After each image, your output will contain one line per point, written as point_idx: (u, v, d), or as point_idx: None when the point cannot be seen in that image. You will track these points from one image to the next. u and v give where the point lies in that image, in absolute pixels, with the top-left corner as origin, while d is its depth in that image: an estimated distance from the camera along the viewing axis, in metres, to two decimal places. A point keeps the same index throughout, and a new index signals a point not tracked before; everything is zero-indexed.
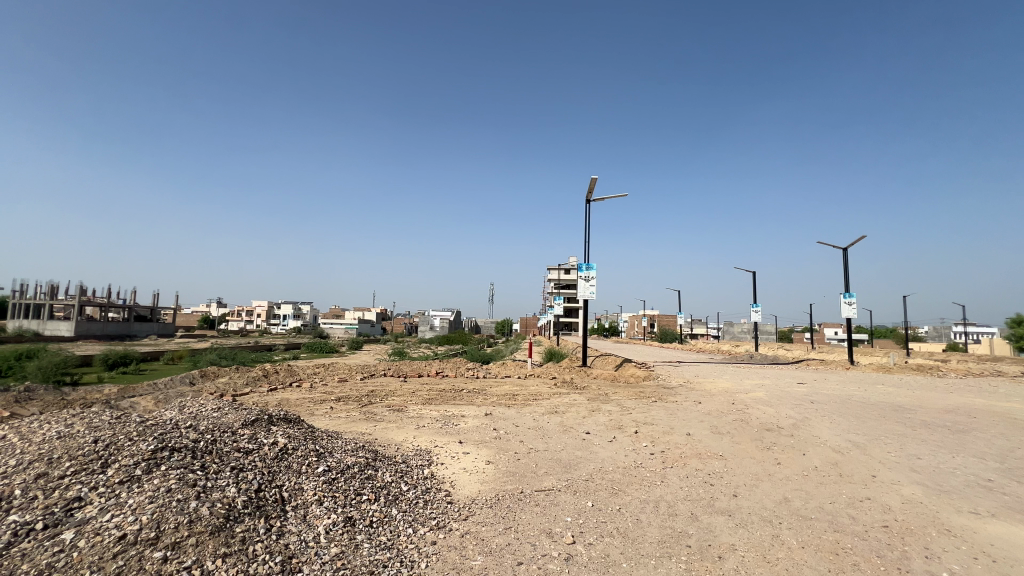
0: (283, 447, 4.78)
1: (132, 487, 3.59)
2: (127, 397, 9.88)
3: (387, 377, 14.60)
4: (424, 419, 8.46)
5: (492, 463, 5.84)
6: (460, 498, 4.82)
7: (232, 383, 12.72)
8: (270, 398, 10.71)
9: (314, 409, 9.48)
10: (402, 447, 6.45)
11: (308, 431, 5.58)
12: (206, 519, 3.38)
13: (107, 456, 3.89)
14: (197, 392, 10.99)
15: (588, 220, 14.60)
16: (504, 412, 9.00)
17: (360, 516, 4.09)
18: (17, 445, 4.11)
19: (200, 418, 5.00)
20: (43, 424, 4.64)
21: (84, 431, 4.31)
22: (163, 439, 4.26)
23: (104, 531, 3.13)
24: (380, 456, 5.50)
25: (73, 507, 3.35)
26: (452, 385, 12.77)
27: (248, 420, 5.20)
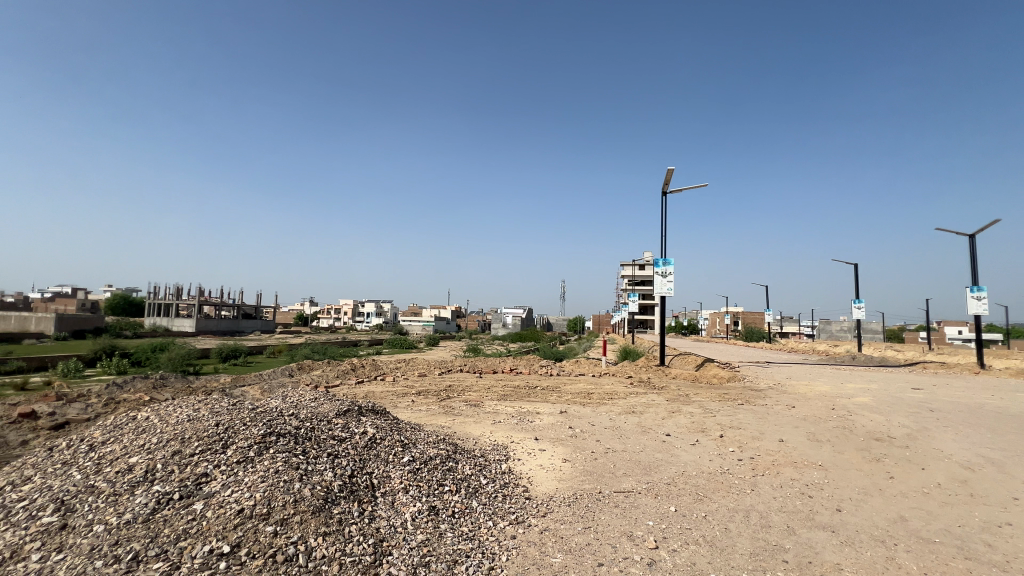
0: (371, 437, 5.10)
1: (247, 466, 4.02)
2: (239, 386, 11.14)
3: (464, 372, 15.09)
4: (500, 415, 8.63)
5: (569, 461, 5.81)
6: (538, 494, 4.85)
7: (326, 375, 13.88)
8: (359, 390, 11.50)
9: (398, 401, 10.04)
10: (481, 441, 6.62)
11: (394, 422, 5.91)
12: (309, 499, 3.71)
13: (226, 437, 4.38)
14: (296, 382, 12.13)
15: (666, 213, 13.99)
16: (579, 410, 8.94)
17: (443, 506, 4.25)
18: (157, 424, 4.77)
19: (300, 407, 5.47)
20: (176, 408, 5.33)
21: (208, 415, 4.90)
22: (272, 425, 4.72)
23: (227, 504, 3.54)
24: (460, 449, 5.68)
25: (202, 481, 3.82)
26: (526, 381, 12.89)
27: (341, 410, 5.60)
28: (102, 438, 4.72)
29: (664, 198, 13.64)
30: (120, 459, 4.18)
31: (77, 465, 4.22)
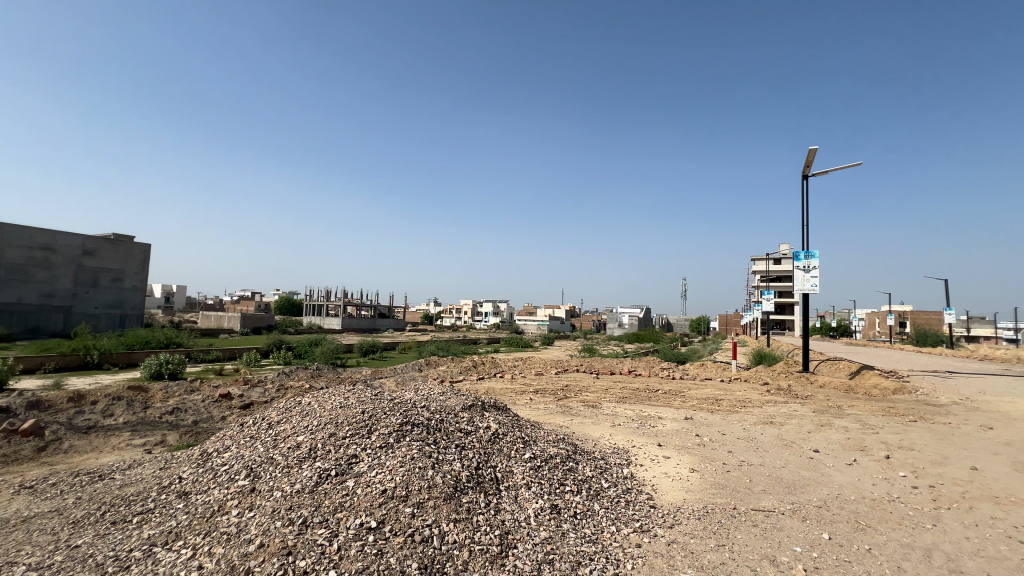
0: (495, 431, 5.31)
1: (388, 452, 4.46)
2: (377, 379, 12.46)
3: (580, 372, 14.97)
4: (619, 417, 8.39)
5: (697, 471, 5.43)
6: (664, 504, 4.60)
7: (450, 371, 14.85)
8: (480, 386, 12.07)
9: (516, 399, 10.35)
10: (601, 444, 6.49)
11: (514, 419, 6.08)
12: (440, 486, 3.98)
13: (370, 424, 4.91)
14: (424, 377, 13.20)
15: (808, 199, 12.33)
16: (707, 417, 8.31)
17: (565, 506, 4.26)
18: (317, 409, 5.52)
19: (430, 400, 5.91)
20: (331, 395, 6.12)
21: (356, 402, 5.54)
22: (407, 415, 5.16)
23: (373, 484, 3.96)
24: (580, 450, 5.64)
25: (353, 461, 4.34)
26: (646, 384, 12.37)
27: (466, 405, 5.93)
28: (277, 417, 5.62)
29: (805, 182, 12.05)
30: (291, 436, 4.93)
31: (261, 439, 5.08)
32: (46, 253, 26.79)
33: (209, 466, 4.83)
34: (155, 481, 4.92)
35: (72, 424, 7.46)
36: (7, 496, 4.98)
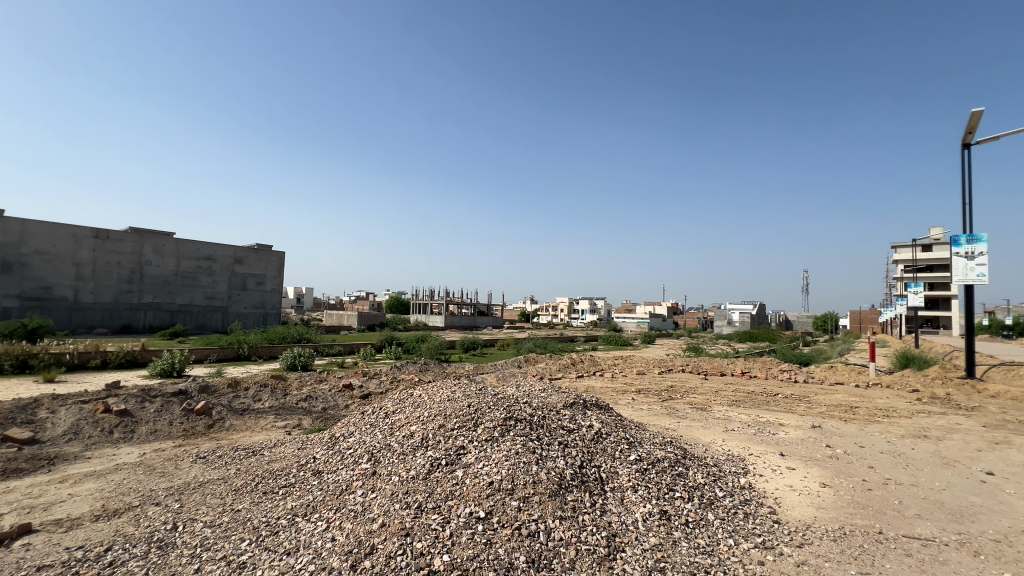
0: (598, 431, 5.20)
1: (493, 445, 4.59)
2: (479, 374, 12.95)
3: (686, 373, 14.13)
4: (732, 422, 7.77)
5: (830, 487, 4.82)
6: (790, 520, 4.15)
7: (549, 368, 14.94)
8: (580, 385, 11.95)
9: (618, 398, 10.08)
10: (712, 450, 6.06)
11: (617, 419, 5.90)
12: (545, 482, 3.99)
13: (476, 417, 5.09)
14: (524, 374, 13.43)
15: (969, 172, 10.33)
16: (840, 426, 7.36)
17: (675, 513, 4.03)
18: (427, 401, 5.87)
19: (532, 397, 5.96)
20: (439, 388, 6.45)
21: (461, 397, 5.78)
22: (510, 410, 5.26)
23: (480, 475, 4.10)
24: (689, 455, 5.31)
25: (460, 452, 4.53)
26: (762, 388, 11.28)
27: (567, 402, 5.88)
28: (393, 407, 6.08)
29: (964, 152, 10.12)
30: (405, 425, 5.30)
31: (379, 427, 5.53)
32: (209, 262, 31.91)
33: (337, 448, 5.37)
34: (295, 459, 5.60)
35: (231, 406, 8.79)
36: (188, 463, 6.02)
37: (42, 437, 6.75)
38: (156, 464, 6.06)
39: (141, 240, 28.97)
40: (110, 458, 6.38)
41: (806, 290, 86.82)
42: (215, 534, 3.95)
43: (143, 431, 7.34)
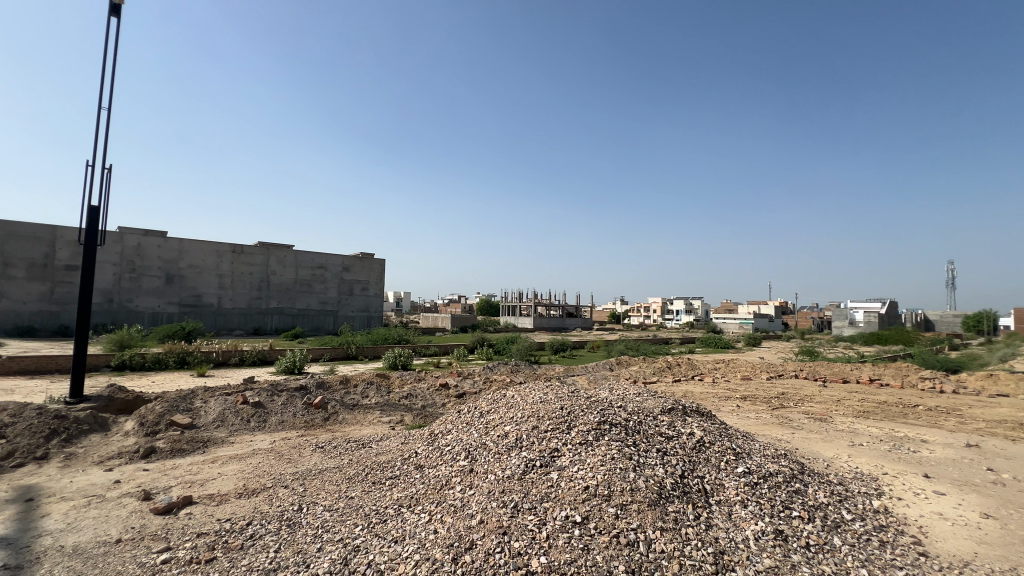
0: (700, 439, 4.87)
1: (588, 449, 4.52)
2: (570, 376, 12.88)
3: (800, 379, 12.76)
4: (859, 436, 6.85)
5: (994, 520, 4.04)
6: (940, 554, 3.55)
7: (643, 371, 14.40)
8: (676, 390, 11.32)
9: (721, 405, 9.41)
10: (835, 466, 5.39)
11: (722, 427, 5.49)
12: (644, 490, 3.83)
13: (570, 420, 5.04)
14: (617, 377, 13.08)
15: None
16: (1005, 447, 6.15)
17: (793, 534, 3.64)
18: (521, 402, 5.94)
19: (627, 401, 5.76)
20: (531, 390, 6.48)
21: (554, 399, 5.75)
22: (604, 413, 5.13)
23: (575, 479, 4.05)
24: (809, 471, 4.77)
25: (554, 454, 4.52)
26: (897, 398, 9.82)
27: (666, 408, 5.59)
28: (487, 407, 6.24)
29: None
30: (499, 425, 5.41)
31: (475, 426, 5.71)
32: (322, 270, 35.43)
33: (436, 445, 5.64)
34: (399, 453, 5.99)
35: (343, 402, 9.66)
36: (309, 452, 6.71)
37: (198, 422, 7.94)
38: (284, 451, 6.83)
39: (268, 253, 32.99)
40: (248, 443, 7.33)
41: (951, 284, 74.13)
42: (333, 518, 4.35)
43: (273, 421, 8.34)
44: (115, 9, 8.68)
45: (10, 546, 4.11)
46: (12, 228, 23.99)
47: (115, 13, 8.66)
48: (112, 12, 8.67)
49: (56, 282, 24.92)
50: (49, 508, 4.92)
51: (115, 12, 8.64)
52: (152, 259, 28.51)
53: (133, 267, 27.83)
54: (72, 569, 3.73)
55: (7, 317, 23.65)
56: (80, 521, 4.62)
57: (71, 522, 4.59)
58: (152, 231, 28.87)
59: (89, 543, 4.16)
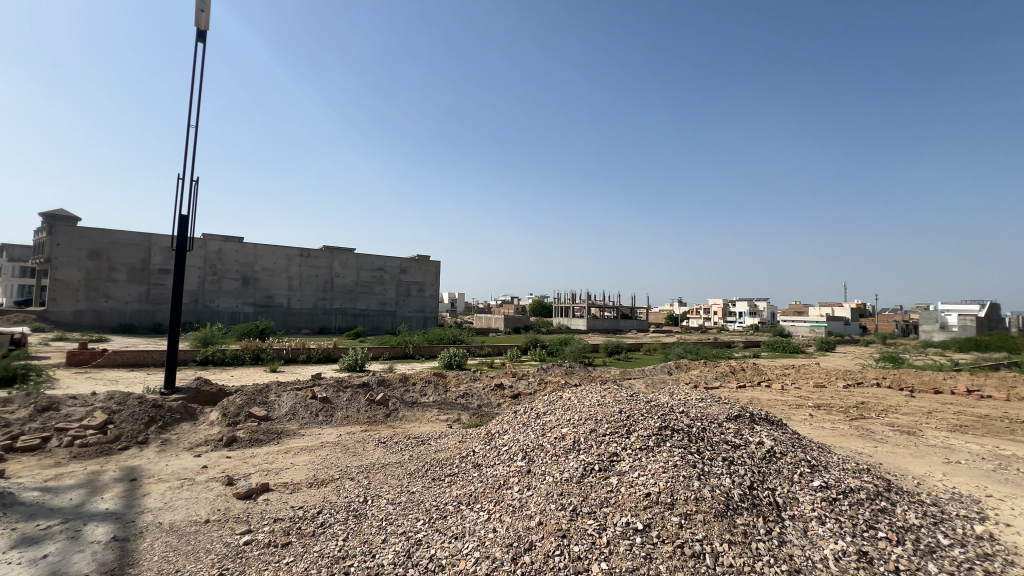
0: (770, 449, 4.59)
1: (649, 455, 4.39)
2: (627, 379, 12.62)
3: (883, 388, 11.71)
4: (956, 453, 6.18)
5: None
6: None
7: (704, 375, 13.81)
8: (741, 396, 10.74)
9: (792, 413, 8.84)
10: (927, 485, 4.90)
11: (795, 437, 5.15)
12: (710, 501, 3.67)
13: (629, 424, 4.92)
14: (676, 381, 12.66)
15: None
16: None
17: (879, 556, 3.35)
18: (577, 404, 5.87)
19: (689, 406, 5.53)
20: (588, 392, 6.38)
21: (612, 402, 5.63)
22: (665, 419, 4.96)
23: (636, 485, 3.95)
24: (897, 488, 4.36)
25: (614, 459, 4.43)
26: (1002, 412, 8.76)
27: (732, 414, 5.33)
28: (543, 408, 6.22)
29: None
30: (556, 427, 5.38)
31: (531, 426, 5.72)
32: (381, 272, 36.96)
33: (494, 444, 5.70)
34: (457, 450, 6.12)
35: (403, 399, 10.00)
36: (372, 446, 7.01)
37: (272, 415, 8.51)
38: (350, 445, 7.17)
39: (332, 256, 34.82)
40: (316, 436, 7.77)
41: None
42: (396, 511, 4.51)
43: (338, 415, 8.79)
44: (201, 34, 9.51)
45: (119, 520, 4.61)
46: (115, 236, 26.88)
47: (201, 38, 9.49)
48: (198, 38, 9.50)
49: (151, 284, 27.68)
50: (148, 488, 5.47)
51: (201, 38, 9.48)
52: (231, 263, 30.94)
53: (214, 270, 30.34)
54: (170, 544, 4.12)
55: (112, 315, 26.56)
56: (174, 501, 5.09)
57: (167, 502, 5.06)
58: (230, 237, 31.30)
59: (183, 521, 4.57)
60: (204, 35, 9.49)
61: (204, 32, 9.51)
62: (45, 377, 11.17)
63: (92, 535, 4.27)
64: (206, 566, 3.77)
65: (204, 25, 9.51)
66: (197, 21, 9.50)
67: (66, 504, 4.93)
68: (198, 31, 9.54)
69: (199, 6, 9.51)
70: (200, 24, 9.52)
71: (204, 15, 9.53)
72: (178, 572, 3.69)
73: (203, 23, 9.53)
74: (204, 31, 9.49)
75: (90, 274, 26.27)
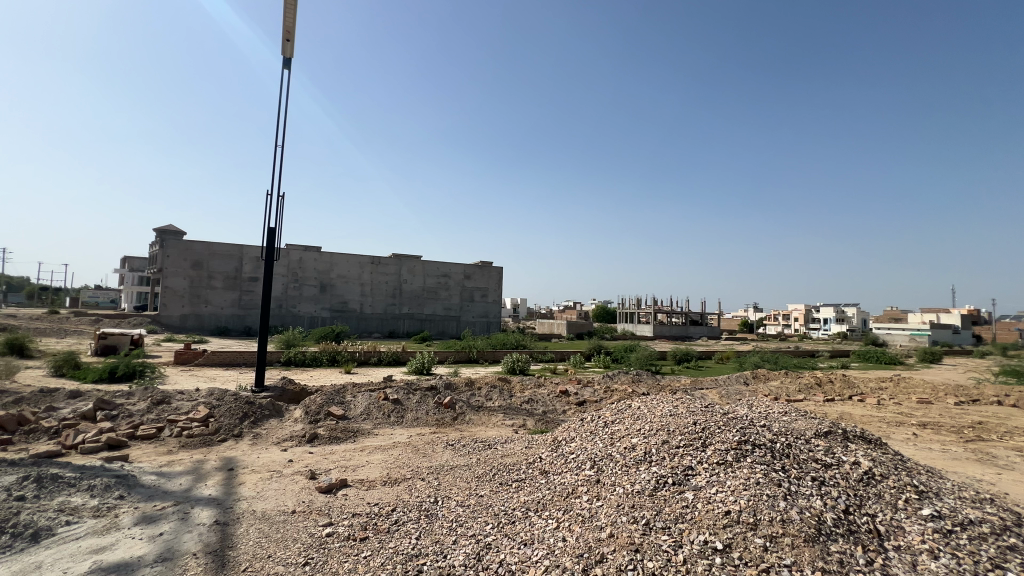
0: (867, 471, 4.17)
1: (727, 470, 4.14)
2: (698, 389, 12.03)
3: (1005, 407, 10.23)
4: None
5: None
6: None
7: (786, 387, 12.82)
8: (829, 411, 9.86)
9: (892, 432, 7.99)
10: None
11: (898, 459, 4.63)
12: (799, 523, 3.39)
13: (705, 437, 4.68)
14: (753, 392, 11.87)
15: None
16: None
17: None
18: (647, 414, 5.67)
19: (772, 420, 5.15)
20: (659, 402, 6.13)
21: (685, 413, 5.38)
22: (745, 433, 4.65)
23: (714, 502, 3.74)
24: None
25: (688, 473, 4.23)
26: None
27: (821, 431, 4.89)
28: (611, 417, 6.07)
29: None
30: (626, 437, 5.23)
31: (599, 435, 5.59)
32: (446, 278, 38.11)
33: (561, 452, 5.65)
34: (524, 456, 6.12)
35: (470, 403, 10.20)
36: (441, 448, 7.20)
37: (349, 414, 9.01)
38: (420, 446, 7.42)
39: (400, 264, 36.41)
40: (389, 436, 8.13)
41: None
42: (466, 513, 4.59)
43: (409, 417, 9.13)
44: (286, 62, 10.39)
45: (220, 505, 5.09)
46: (214, 247, 29.87)
47: (287, 66, 10.38)
48: (284, 65, 10.39)
49: (243, 290, 30.45)
50: (243, 478, 5.99)
51: (287, 66, 10.36)
52: (310, 270, 33.31)
53: (296, 277, 32.81)
54: (264, 531, 4.47)
55: (210, 319, 29.53)
56: (265, 491, 5.53)
57: (259, 491, 5.51)
58: (310, 246, 33.69)
59: (273, 511, 4.95)
60: (290, 62, 10.37)
61: (289, 60, 10.38)
62: (157, 373, 12.60)
63: (198, 517, 4.75)
64: (294, 554, 4.04)
65: (290, 54, 10.39)
66: (283, 51, 10.39)
67: (177, 488, 5.53)
68: (284, 59, 10.43)
69: (285, 37, 10.40)
70: (286, 53, 10.41)
71: (289, 45, 10.41)
72: (270, 558, 3.99)
73: (288, 52, 10.40)
74: (290, 59, 10.37)
75: (193, 282, 29.37)
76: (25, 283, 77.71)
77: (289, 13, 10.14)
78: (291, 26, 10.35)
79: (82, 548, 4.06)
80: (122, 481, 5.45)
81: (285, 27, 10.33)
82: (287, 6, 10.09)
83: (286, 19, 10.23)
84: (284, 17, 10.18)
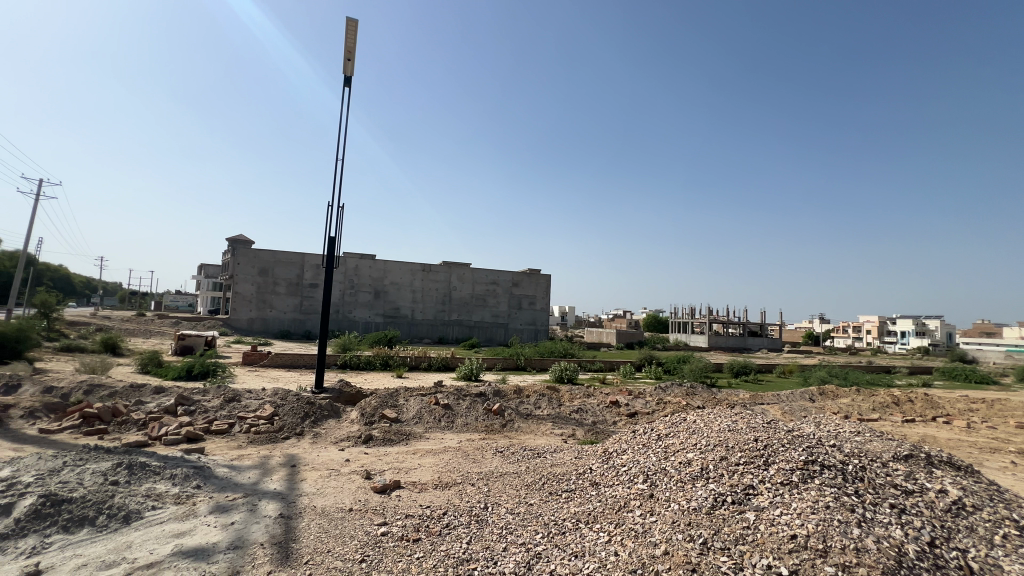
0: (956, 501, 3.79)
1: (792, 491, 3.90)
2: (758, 404, 11.38)
3: None
4: None
5: None
6: None
7: (858, 405, 11.89)
8: (909, 432, 9.02)
9: (985, 458, 7.20)
10: None
11: (993, 489, 4.17)
12: (876, 554, 3.13)
13: (767, 455, 4.43)
14: (821, 409, 11.10)
15: None
16: None
17: None
18: (704, 428, 5.43)
19: (843, 440, 4.79)
20: (715, 416, 5.88)
21: (745, 428, 5.12)
22: (813, 452, 4.36)
23: (779, 525, 3.53)
24: None
25: (750, 492, 4.01)
26: None
27: (901, 454, 4.49)
28: (666, 430, 5.88)
29: None
30: (680, 451, 5.04)
31: (652, 449, 5.43)
32: (494, 286, 38.53)
33: (612, 464, 5.53)
34: (574, 466, 6.05)
35: (519, 411, 10.21)
36: (491, 454, 7.26)
37: (402, 417, 9.28)
38: (470, 451, 7.52)
39: (450, 271, 37.21)
40: (440, 440, 8.29)
41: None
42: (515, 521, 4.60)
43: (459, 422, 9.28)
44: (346, 81, 10.99)
45: (283, 499, 5.39)
46: (279, 255, 31.88)
47: (347, 84, 10.98)
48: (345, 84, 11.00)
49: (304, 296, 32.21)
50: (304, 474, 6.31)
51: (347, 85, 10.96)
52: (365, 277, 34.73)
53: (352, 284, 34.33)
54: (324, 526, 4.69)
55: (274, 322, 31.46)
56: (325, 488, 5.81)
57: (319, 488, 5.79)
58: (365, 255, 35.14)
59: (332, 507, 5.18)
60: (350, 81, 10.96)
61: (350, 79, 10.98)
62: (228, 372, 13.54)
63: (265, 509, 5.06)
64: (351, 550, 4.21)
65: (350, 73, 10.98)
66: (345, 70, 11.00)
67: (245, 481, 5.90)
68: (345, 78, 11.04)
69: (346, 57, 11.01)
70: (347, 72, 11.02)
71: (350, 64, 11.01)
72: (330, 552, 4.18)
73: (348, 71, 11.00)
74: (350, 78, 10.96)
75: (260, 287, 31.43)
76: (119, 288, 86.36)
77: (351, 34, 10.74)
78: (351, 46, 10.94)
79: (166, 532, 4.43)
80: (199, 471, 5.90)
81: (346, 47, 10.95)
82: (348, 28, 10.69)
83: (347, 40, 10.83)
84: (346, 38, 10.79)
